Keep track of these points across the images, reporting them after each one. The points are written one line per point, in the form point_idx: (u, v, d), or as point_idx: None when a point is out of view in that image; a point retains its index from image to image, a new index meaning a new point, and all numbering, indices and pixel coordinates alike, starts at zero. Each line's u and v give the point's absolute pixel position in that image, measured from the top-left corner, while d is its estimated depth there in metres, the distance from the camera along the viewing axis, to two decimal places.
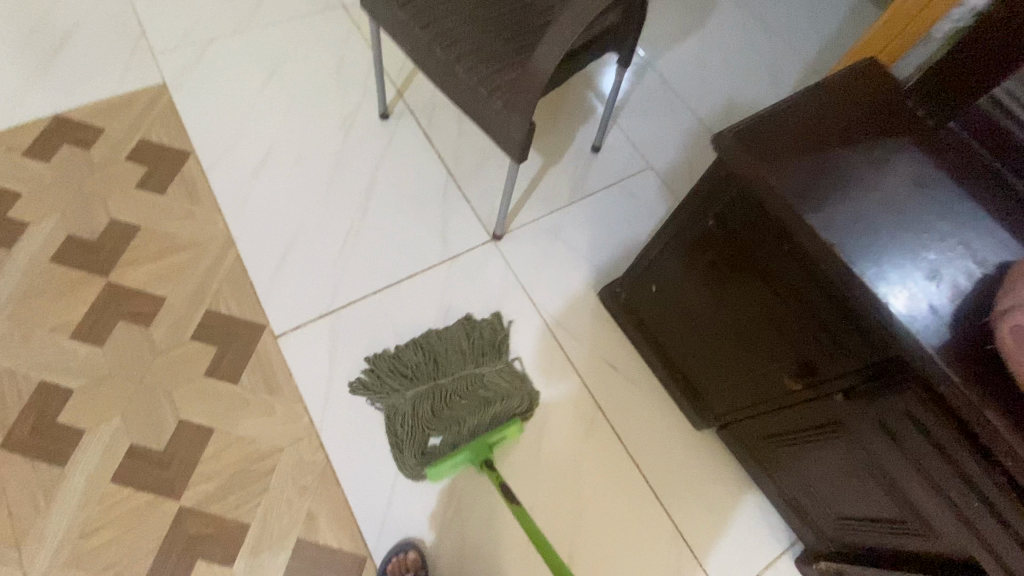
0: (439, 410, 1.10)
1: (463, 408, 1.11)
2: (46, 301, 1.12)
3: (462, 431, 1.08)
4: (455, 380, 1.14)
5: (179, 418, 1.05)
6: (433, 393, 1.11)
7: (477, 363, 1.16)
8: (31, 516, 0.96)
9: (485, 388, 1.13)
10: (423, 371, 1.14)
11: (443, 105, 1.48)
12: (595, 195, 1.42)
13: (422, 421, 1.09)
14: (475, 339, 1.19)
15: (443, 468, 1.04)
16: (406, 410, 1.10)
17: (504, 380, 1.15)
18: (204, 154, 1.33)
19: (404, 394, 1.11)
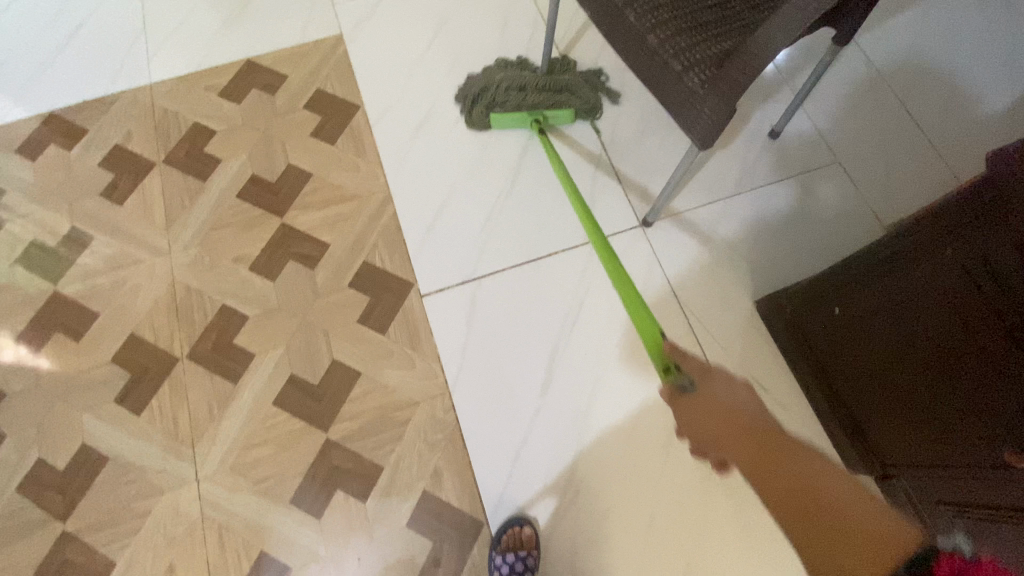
0: (516, 86, 1.33)
1: (534, 86, 1.32)
2: (231, 232, 1.24)
3: (525, 99, 1.31)
4: (534, 70, 1.35)
5: (332, 357, 1.13)
6: (517, 73, 1.34)
7: (560, 70, 1.36)
8: (208, 422, 1.09)
9: (560, 81, 1.33)
10: (511, 65, 1.37)
11: (607, 71, 1.40)
12: (765, 188, 1.28)
13: (501, 92, 1.32)
14: (567, 57, 1.38)
15: (503, 117, 1.30)
16: (487, 80, 1.35)
17: (578, 84, 1.33)
18: (371, 107, 1.38)
19: (496, 71, 1.36)
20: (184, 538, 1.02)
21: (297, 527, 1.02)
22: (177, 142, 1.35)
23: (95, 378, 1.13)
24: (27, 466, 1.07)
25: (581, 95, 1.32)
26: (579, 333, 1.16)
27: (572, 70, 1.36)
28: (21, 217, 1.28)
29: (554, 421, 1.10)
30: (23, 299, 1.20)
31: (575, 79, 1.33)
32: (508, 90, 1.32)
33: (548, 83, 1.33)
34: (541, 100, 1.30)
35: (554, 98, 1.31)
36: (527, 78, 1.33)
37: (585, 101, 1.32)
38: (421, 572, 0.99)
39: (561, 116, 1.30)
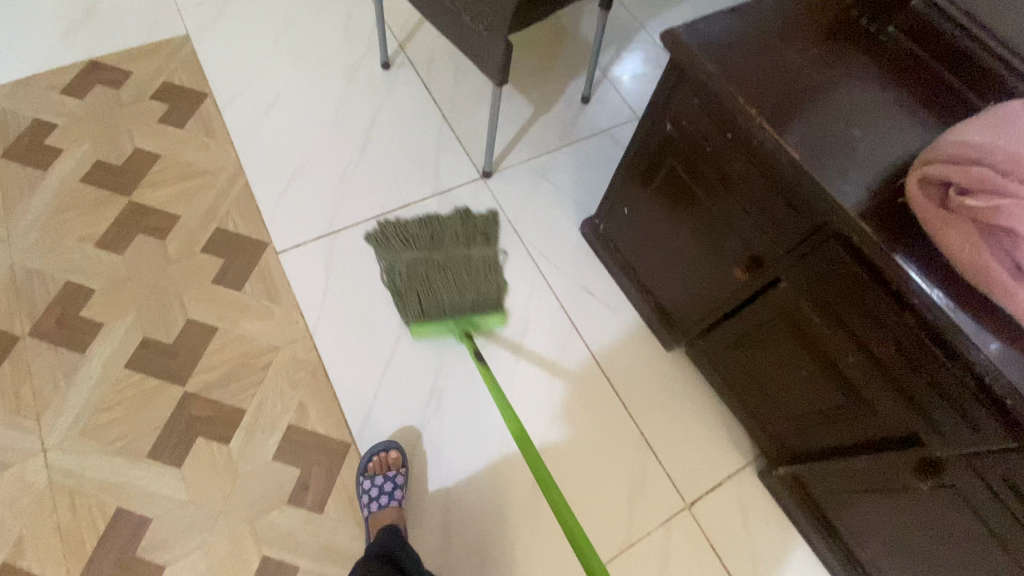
0: (433, 279, 1.21)
1: (450, 279, 1.21)
2: (75, 214, 1.24)
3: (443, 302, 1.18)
4: (448, 254, 1.25)
5: (187, 318, 1.15)
6: (427, 261, 1.23)
7: (467, 245, 1.28)
8: (53, 393, 1.06)
9: (473, 266, 1.24)
10: (422, 241, 1.26)
11: (442, 57, 1.58)
12: (583, 140, 1.49)
13: (413, 290, 1.20)
14: (467, 227, 1.30)
15: (424, 329, 1.16)
16: (402, 270, 1.22)
17: (492, 269, 1.25)
18: (220, 95, 1.45)
19: (404, 259, 1.24)
20: (29, 510, 0.98)
21: (157, 479, 1.02)
22: (13, 137, 1.34)
23: None
24: None
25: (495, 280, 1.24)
26: None
27: (479, 242, 1.29)
28: None
29: (412, 347, 1.19)
30: None
31: (486, 267, 1.25)
32: (427, 281, 1.20)
33: (459, 272, 1.22)
34: (463, 300, 1.19)
35: (475, 296, 1.20)
36: (441, 264, 1.23)
37: (501, 289, 1.24)
38: (290, 499, 1.03)
39: (491, 320, 1.19)
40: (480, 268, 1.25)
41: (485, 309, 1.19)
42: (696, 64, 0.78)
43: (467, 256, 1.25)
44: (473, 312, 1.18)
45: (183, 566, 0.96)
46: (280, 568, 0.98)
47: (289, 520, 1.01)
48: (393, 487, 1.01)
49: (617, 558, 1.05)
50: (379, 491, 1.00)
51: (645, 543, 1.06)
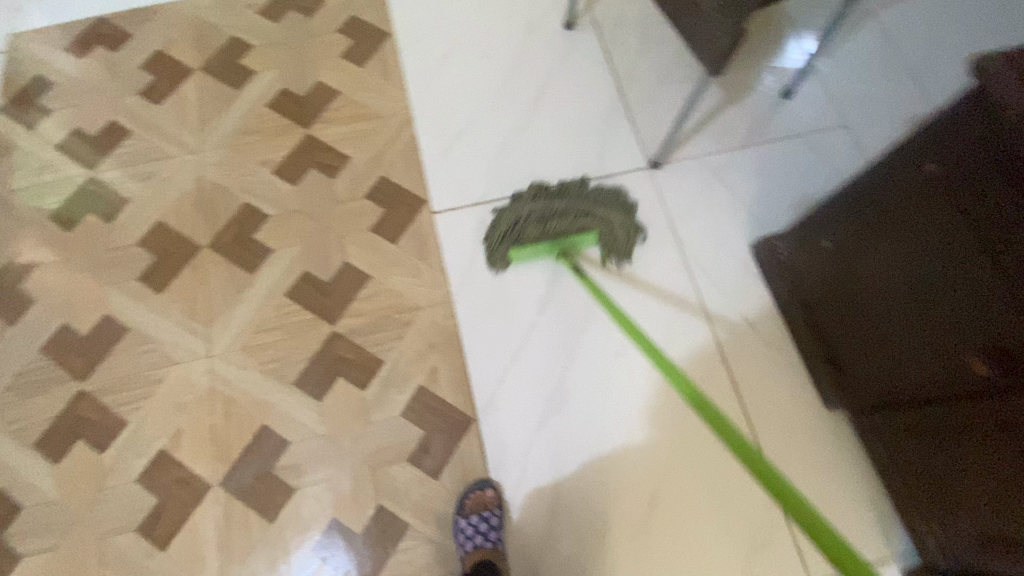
0: (545, 220, 1.21)
1: (564, 223, 1.20)
2: (259, 138, 1.31)
3: (550, 232, 1.20)
4: (570, 202, 1.23)
5: (344, 260, 1.20)
6: (547, 209, 1.22)
7: (596, 202, 1.23)
8: (224, 305, 1.16)
9: (592, 217, 1.22)
10: (547, 190, 1.25)
11: (630, 23, 1.44)
12: (773, 143, 1.32)
13: (527, 225, 1.21)
14: (598, 188, 1.25)
15: (524, 252, 1.18)
16: (515, 212, 1.23)
17: (612, 219, 1.22)
18: (400, 35, 1.43)
19: (525, 202, 1.24)
20: (194, 407, 1.09)
21: (298, 407, 1.09)
22: (216, 53, 1.41)
23: (122, 257, 1.20)
24: (52, 329, 1.15)
25: (613, 237, 1.21)
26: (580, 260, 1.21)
27: (609, 201, 1.24)
28: (66, 110, 1.36)
29: (547, 336, 1.15)
30: (63, 182, 1.28)
31: (610, 217, 1.22)
32: (540, 224, 1.21)
33: (579, 219, 1.21)
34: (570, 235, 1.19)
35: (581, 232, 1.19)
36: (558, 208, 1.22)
37: (616, 240, 1.21)
38: (410, 458, 1.06)
39: (587, 242, 1.18)
40: (603, 220, 1.22)
41: (587, 238, 1.18)
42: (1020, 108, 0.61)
43: (590, 209, 1.22)
44: (575, 237, 1.18)
45: (310, 494, 1.03)
46: (391, 521, 1.02)
47: (406, 477, 1.05)
48: (489, 527, 0.99)
49: None
50: (474, 532, 0.98)
51: None
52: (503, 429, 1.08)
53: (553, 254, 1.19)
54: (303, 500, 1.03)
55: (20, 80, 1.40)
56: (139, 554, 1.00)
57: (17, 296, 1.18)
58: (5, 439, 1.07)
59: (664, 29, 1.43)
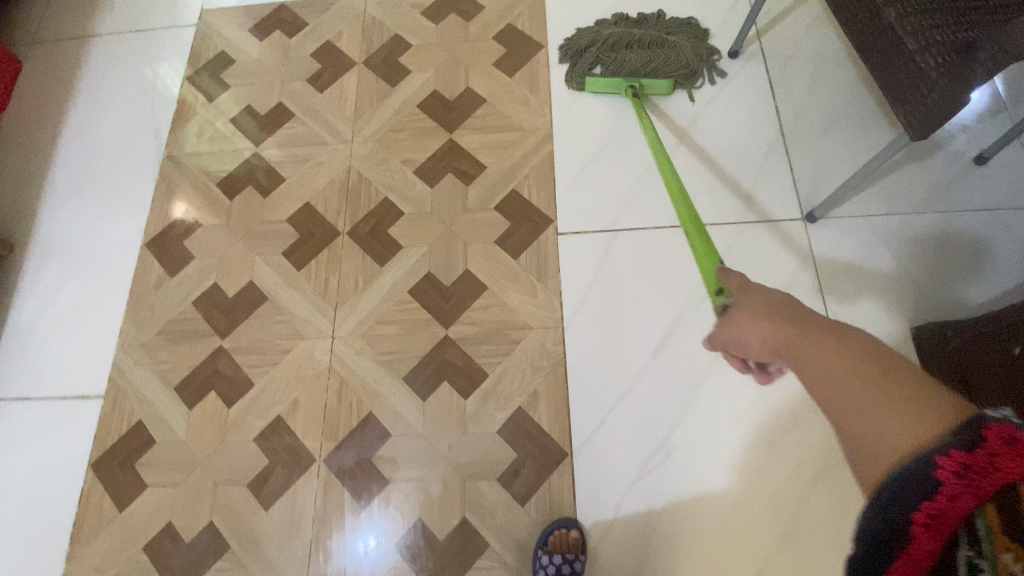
0: (621, 47, 1.35)
1: (638, 52, 1.33)
2: (405, 136, 1.36)
3: (622, 67, 1.32)
4: (646, 32, 1.36)
5: (466, 267, 1.22)
6: (624, 37, 1.35)
7: (669, 32, 1.36)
8: (351, 292, 1.22)
9: (666, 44, 1.34)
10: (628, 22, 1.38)
11: (802, 58, 1.33)
12: (956, 212, 1.15)
13: (602, 47, 1.36)
14: (675, 19, 1.38)
15: (598, 83, 1.32)
16: (597, 39, 1.37)
17: (683, 46, 1.34)
18: (553, 49, 1.42)
19: (607, 27, 1.38)
20: (311, 381, 1.16)
21: (403, 402, 1.13)
22: (378, 49, 1.49)
23: (271, 230, 1.31)
24: (205, 285, 1.28)
25: (685, 64, 1.31)
26: (708, 309, 1.14)
27: (681, 32, 1.37)
28: (243, 87, 1.50)
29: (658, 384, 1.09)
30: (232, 153, 1.42)
31: (682, 41, 1.34)
32: (616, 51, 1.35)
33: (653, 46, 1.34)
34: (639, 69, 1.31)
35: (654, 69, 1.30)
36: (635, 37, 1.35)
37: (684, 64, 1.32)
38: (500, 478, 1.05)
39: (659, 87, 1.30)
40: (675, 48, 1.34)
41: (657, 77, 1.30)
42: None
43: (664, 38, 1.35)
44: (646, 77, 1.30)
45: (401, 490, 1.07)
46: (472, 537, 1.02)
47: (493, 497, 1.04)
48: (569, 571, 0.95)
49: None
50: (555, 572, 0.95)
51: None
52: (598, 473, 1.04)
53: (624, 88, 1.31)
54: (394, 494, 1.07)
55: (211, 56, 1.56)
56: (245, 508, 1.08)
57: (181, 250, 1.32)
58: (154, 377, 1.20)
59: (841, 69, 1.30)
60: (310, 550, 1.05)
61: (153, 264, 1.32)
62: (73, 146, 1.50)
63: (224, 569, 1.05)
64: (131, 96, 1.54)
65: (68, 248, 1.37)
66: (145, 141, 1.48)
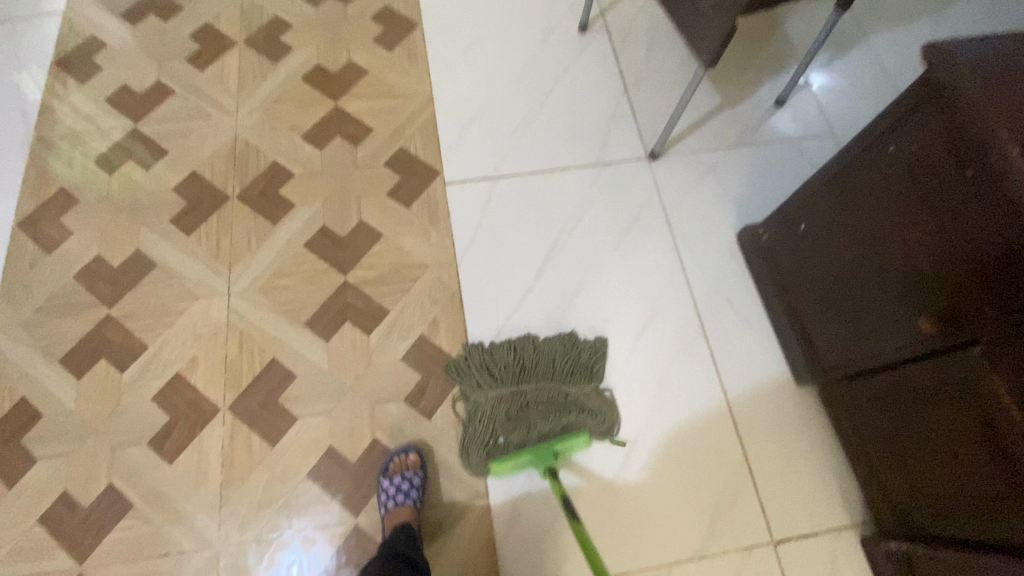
0: (512, 418, 1.10)
1: (539, 420, 1.10)
2: (290, 105, 1.42)
3: (534, 435, 1.09)
4: (538, 388, 1.14)
5: (360, 219, 1.30)
6: (514, 399, 1.12)
7: (563, 378, 1.15)
8: (247, 250, 1.25)
9: (565, 402, 1.13)
10: (510, 374, 1.14)
11: (640, 31, 1.57)
12: (764, 145, 1.42)
13: (489, 422, 1.10)
14: (559, 350, 1.17)
15: (504, 467, 1.06)
16: (485, 409, 1.11)
17: (587, 399, 1.13)
18: (428, 26, 1.56)
19: (492, 389, 1.13)
20: (210, 337, 1.18)
21: (307, 345, 1.18)
22: (258, 28, 1.54)
23: (157, 200, 1.30)
24: (87, 259, 1.24)
25: (596, 424, 1.11)
26: (578, 236, 1.31)
27: (577, 373, 1.16)
28: (117, 69, 1.48)
29: (542, 299, 1.24)
30: (108, 131, 1.40)
31: (580, 392, 1.14)
32: (512, 423, 1.10)
33: (552, 411, 1.11)
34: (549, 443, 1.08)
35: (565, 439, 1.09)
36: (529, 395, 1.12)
37: (599, 423, 1.12)
38: (407, 398, 1.14)
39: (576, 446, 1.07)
40: (579, 402, 1.13)
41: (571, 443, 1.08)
42: (963, 88, 0.70)
43: (561, 392, 1.13)
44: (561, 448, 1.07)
45: (311, 423, 1.11)
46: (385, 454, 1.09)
47: (402, 415, 1.12)
48: (408, 486, 1.02)
49: (684, 561, 1.05)
50: (396, 491, 1.02)
51: (717, 558, 1.05)
52: None
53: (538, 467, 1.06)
54: (304, 428, 1.11)
55: (79, 41, 1.53)
56: (148, 465, 1.07)
57: (57, 228, 1.28)
58: (35, 352, 1.15)
59: (671, 39, 1.56)
60: (219, 494, 1.05)
61: (26, 243, 1.27)
62: None
63: (129, 526, 1.02)
64: None
65: None
66: (9, 125, 1.41)
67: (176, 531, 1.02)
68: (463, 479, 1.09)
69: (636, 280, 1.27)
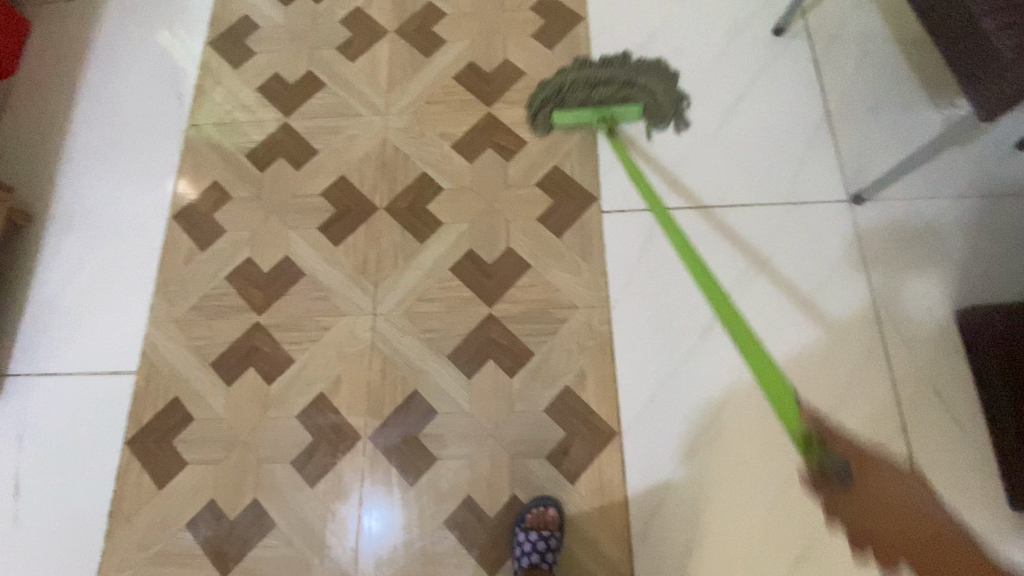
0: (588, 86, 1.26)
1: (607, 91, 1.25)
2: (441, 109, 1.32)
3: (597, 96, 1.25)
4: (613, 72, 1.28)
5: (508, 245, 1.20)
6: (591, 76, 1.27)
7: (637, 72, 1.29)
8: (391, 268, 1.20)
9: (634, 84, 1.27)
10: (592, 62, 1.30)
11: (849, 38, 1.30)
12: (1001, 197, 1.15)
13: (569, 90, 1.27)
14: (641, 60, 1.31)
15: (567, 117, 1.24)
16: (565, 78, 1.28)
17: (654, 87, 1.27)
18: (594, 23, 1.38)
19: (568, 71, 1.29)
20: (352, 358, 1.14)
21: (448, 380, 1.12)
22: (410, 16, 1.43)
23: (305, 204, 1.27)
24: (238, 260, 1.24)
25: (655, 105, 1.26)
26: (754, 288, 1.13)
27: (650, 72, 1.29)
28: (269, 56, 1.44)
29: (707, 363, 1.09)
30: (258, 123, 1.37)
31: (651, 80, 1.28)
32: (586, 91, 1.26)
33: (624, 86, 1.26)
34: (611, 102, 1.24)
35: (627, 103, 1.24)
36: (604, 75, 1.27)
37: (658, 105, 1.26)
38: (550, 455, 1.05)
39: (631, 113, 1.23)
40: (645, 87, 1.27)
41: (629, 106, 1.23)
42: None
43: (634, 78, 1.27)
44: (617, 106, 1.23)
45: (449, 467, 1.06)
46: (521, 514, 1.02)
47: (543, 474, 1.04)
48: (545, 547, 0.95)
49: None
50: (531, 549, 0.96)
51: None
52: (650, 452, 1.04)
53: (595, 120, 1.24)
54: (441, 471, 1.06)
55: (233, 22, 1.49)
56: (290, 485, 1.08)
57: (211, 224, 1.28)
58: (189, 353, 1.18)
59: (888, 51, 1.29)
60: (356, 527, 1.04)
61: (182, 237, 1.28)
62: (89, 114, 1.43)
63: (271, 545, 1.04)
64: (150, 62, 1.47)
65: (91, 221, 1.33)
66: (166, 111, 1.42)
67: (314, 558, 1.03)
68: (605, 557, 0.99)
69: (821, 351, 1.08)
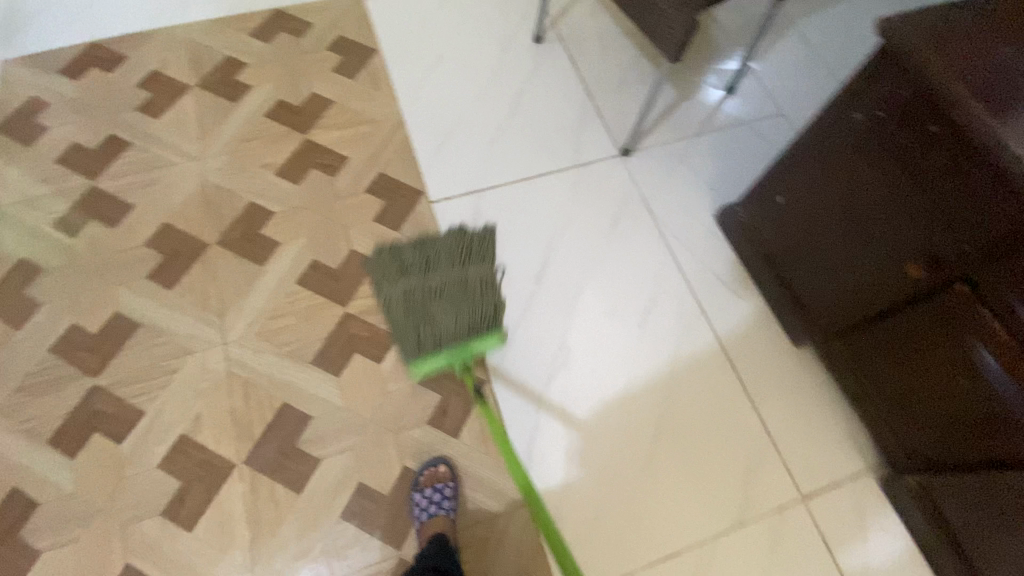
0: (423, 315, 1.10)
1: (448, 304, 1.11)
2: (259, 144, 1.39)
3: (447, 333, 1.09)
4: (443, 278, 1.14)
5: (350, 248, 1.28)
6: (424, 289, 1.12)
7: (463, 265, 1.17)
8: (236, 295, 1.21)
9: (468, 286, 1.14)
10: (415, 267, 1.16)
11: (591, 36, 1.63)
12: (723, 128, 1.51)
13: (409, 330, 1.09)
14: (456, 241, 1.20)
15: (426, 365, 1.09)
16: (398, 300, 1.11)
17: (487, 277, 1.16)
18: (387, 51, 1.56)
19: (393, 293, 1.13)
20: (211, 391, 1.12)
21: (317, 383, 1.14)
22: (210, 71, 1.49)
23: (129, 258, 1.24)
24: (60, 329, 1.16)
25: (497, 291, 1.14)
26: (567, 235, 1.34)
27: (476, 260, 1.18)
28: (61, 129, 1.40)
29: (546, 303, 1.25)
30: (61, 193, 1.31)
31: (479, 272, 1.16)
32: (426, 313, 1.10)
33: (462, 292, 1.13)
34: (462, 330, 1.09)
35: (475, 319, 1.10)
36: (434, 287, 1.12)
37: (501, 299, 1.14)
38: (430, 420, 1.12)
39: (491, 342, 1.11)
40: (477, 283, 1.14)
41: (483, 333, 1.10)
42: (919, 56, 0.76)
43: (461, 279, 1.15)
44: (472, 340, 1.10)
45: (335, 462, 1.07)
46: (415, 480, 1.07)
47: (427, 438, 1.10)
48: (442, 497, 1.02)
49: (726, 531, 1.08)
50: (429, 504, 1.01)
51: (755, 526, 1.09)
52: (519, 387, 1.17)
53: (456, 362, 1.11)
54: (328, 468, 1.07)
55: (12, 103, 1.43)
56: (166, 536, 1.00)
57: (20, 301, 1.19)
58: (16, 439, 1.06)
59: (621, 40, 1.63)
60: (249, 552, 1.00)
61: None
62: None
63: None
64: None
65: None
66: None
67: None
68: (500, 490, 1.07)
69: (631, 271, 1.30)
